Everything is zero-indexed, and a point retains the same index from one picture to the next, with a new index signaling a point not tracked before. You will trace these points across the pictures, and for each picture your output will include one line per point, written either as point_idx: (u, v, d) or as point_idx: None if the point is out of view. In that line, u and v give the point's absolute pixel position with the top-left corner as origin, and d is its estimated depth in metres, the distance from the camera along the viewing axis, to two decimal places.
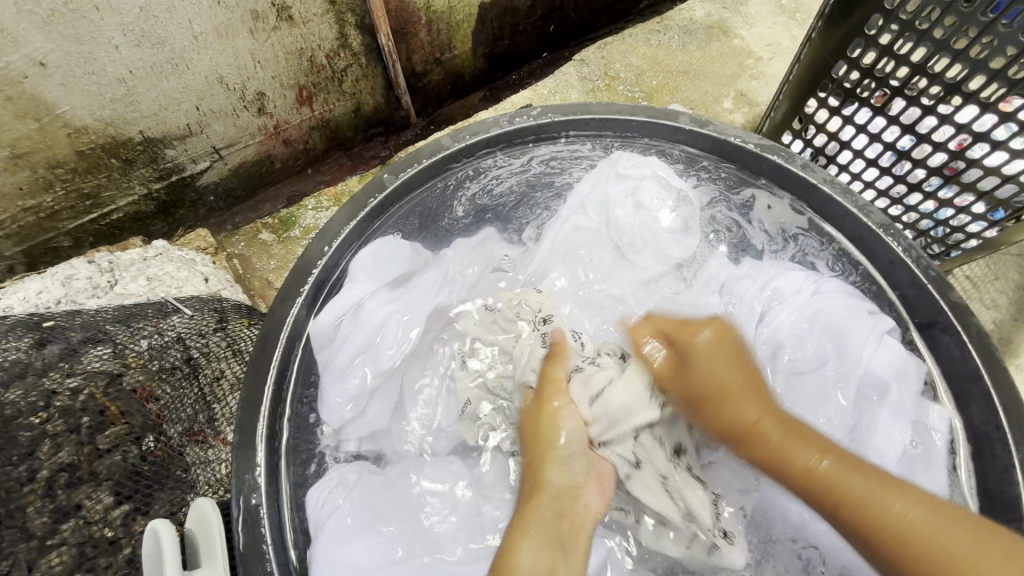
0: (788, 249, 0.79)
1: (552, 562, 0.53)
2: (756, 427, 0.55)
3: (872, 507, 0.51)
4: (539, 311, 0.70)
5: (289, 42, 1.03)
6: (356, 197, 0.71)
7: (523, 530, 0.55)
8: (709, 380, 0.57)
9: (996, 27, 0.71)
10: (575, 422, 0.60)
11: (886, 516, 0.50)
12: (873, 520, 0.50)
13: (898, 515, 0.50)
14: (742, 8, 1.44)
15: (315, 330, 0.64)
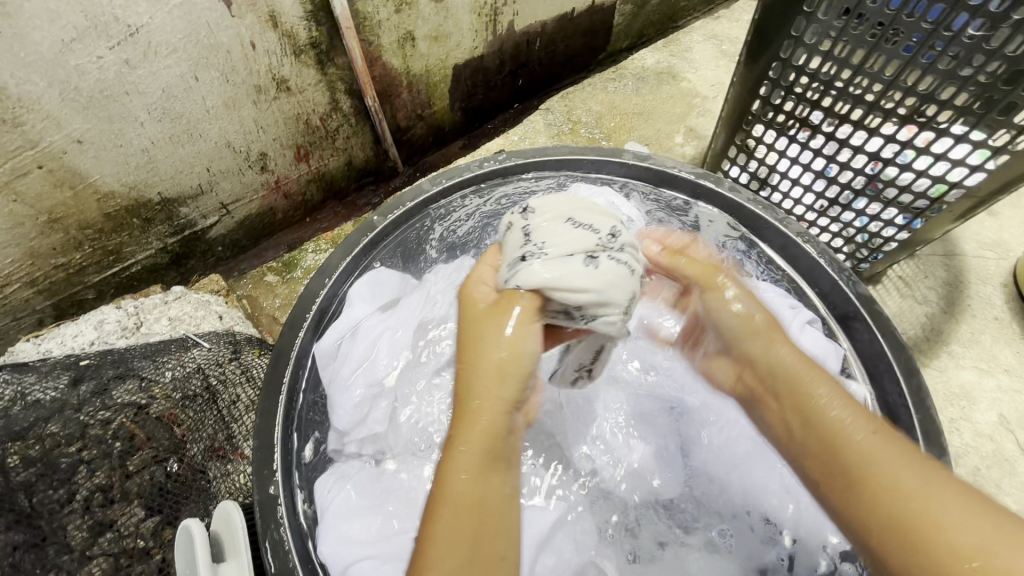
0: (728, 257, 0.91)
1: (493, 471, 0.54)
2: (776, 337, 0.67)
3: (837, 422, 0.58)
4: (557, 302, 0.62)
5: (287, 109, 1.18)
6: (351, 236, 0.83)
7: (462, 435, 0.55)
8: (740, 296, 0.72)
9: (864, 69, 0.86)
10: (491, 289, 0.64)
11: (852, 434, 0.56)
12: (839, 438, 0.56)
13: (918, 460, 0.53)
14: (687, 55, 1.63)
15: (319, 350, 0.76)
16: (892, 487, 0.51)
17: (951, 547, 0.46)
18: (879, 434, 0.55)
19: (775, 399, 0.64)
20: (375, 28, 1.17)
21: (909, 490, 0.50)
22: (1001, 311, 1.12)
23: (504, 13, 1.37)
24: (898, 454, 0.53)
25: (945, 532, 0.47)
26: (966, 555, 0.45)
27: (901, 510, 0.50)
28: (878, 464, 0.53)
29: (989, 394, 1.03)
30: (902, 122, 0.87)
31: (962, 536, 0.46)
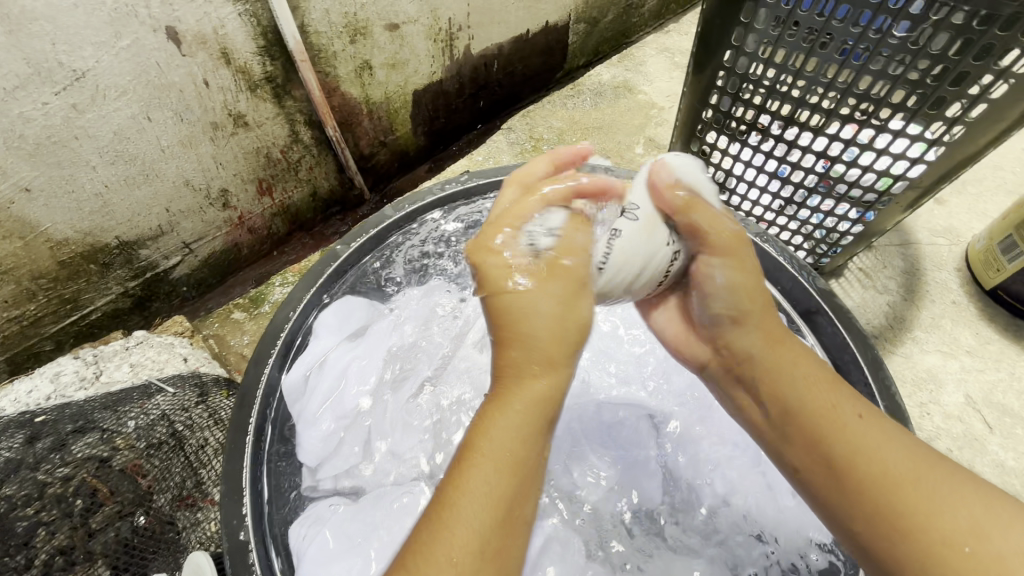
0: None
1: (528, 440, 0.51)
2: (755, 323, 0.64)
3: (833, 404, 0.58)
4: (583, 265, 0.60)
5: (246, 144, 1.17)
6: (315, 266, 0.82)
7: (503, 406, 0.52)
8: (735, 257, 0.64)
9: (803, 73, 0.89)
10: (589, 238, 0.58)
11: (843, 414, 0.57)
12: (830, 415, 0.57)
13: (892, 458, 0.52)
14: (641, 68, 1.67)
15: (286, 385, 0.73)
16: (898, 477, 0.51)
17: (940, 527, 0.46)
18: (866, 420, 0.56)
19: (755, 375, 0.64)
20: (331, 59, 1.18)
21: (909, 471, 0.51)
22: (958, 295, 1.16)
23: (460, 38, 1.40)
24: (892, 434, 0.55)
25: (946, 515, 0.47)
26: (953, 537, 0.45)
27: (904, 487, 0.50)
28: (878, 446, 0.53)
29: (955, 376, 1.06)
30: (844, 121, 0.91)
31: (963, 518, 0.46)
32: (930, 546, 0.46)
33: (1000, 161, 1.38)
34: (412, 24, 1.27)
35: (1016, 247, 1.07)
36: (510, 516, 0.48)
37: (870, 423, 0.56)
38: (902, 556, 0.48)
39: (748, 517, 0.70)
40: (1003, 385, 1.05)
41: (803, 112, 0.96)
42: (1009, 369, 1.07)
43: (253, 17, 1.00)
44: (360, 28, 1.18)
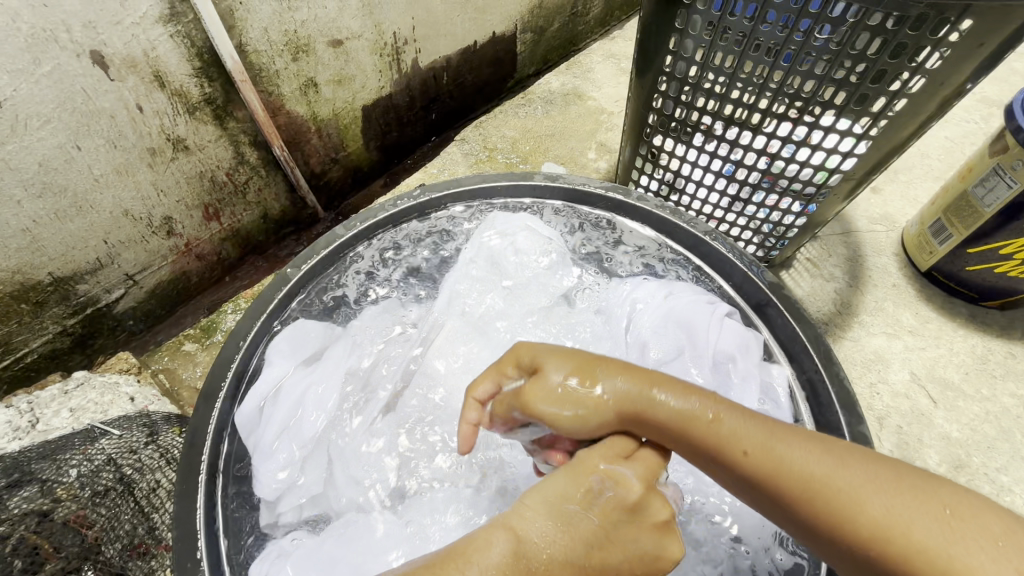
0: (644, 265, 0.95)
1: None
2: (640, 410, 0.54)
3: (721, 434, 0.51)
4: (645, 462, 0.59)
5: (187, 168, 1.13)
6: (264, 293, 0.80)
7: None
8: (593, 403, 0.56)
9: (738, 76, 0.92)
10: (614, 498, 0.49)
11: (729, 442, 0.51)
12: (719, 445, 0.51)
13: (799, 464, 0.49)
14: (590, 75, 1.70)
15: (239, 418, 0.71)
16: (813, 495, 0.48)
17: (869, 523, 0.46)
18: (751, 452, 0.50)
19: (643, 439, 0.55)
20: (273, 78, 1.15)
21: (822, 479, 0.48)
22: (897, 278, 1.23)
23: (407, 51, 1.39)
24: (781, 443, 0.50)
25: (865, 515, 0.46)
26: (882, 537, 0.45)
27: (828, 504, 0.47)
28: (780, 469, 0.49)
29: (899, 355, 1.12)
30: (780, 120, 0.94)
31: (877, 507, 0.46)
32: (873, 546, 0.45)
33: (926, 149, 1.46)
34: (356, 40, 1.25)
35: (945, 230, 1.14)
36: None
37: (754, 434, 0.51)
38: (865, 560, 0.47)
39: (712, 511, 0.72)
40: (944, 360, 1.11)
41: (741, 112, 0.99)
42: (947, 345, 1.13)
43: (186, 38, 0.97)
44: (302, 45, 1.16)
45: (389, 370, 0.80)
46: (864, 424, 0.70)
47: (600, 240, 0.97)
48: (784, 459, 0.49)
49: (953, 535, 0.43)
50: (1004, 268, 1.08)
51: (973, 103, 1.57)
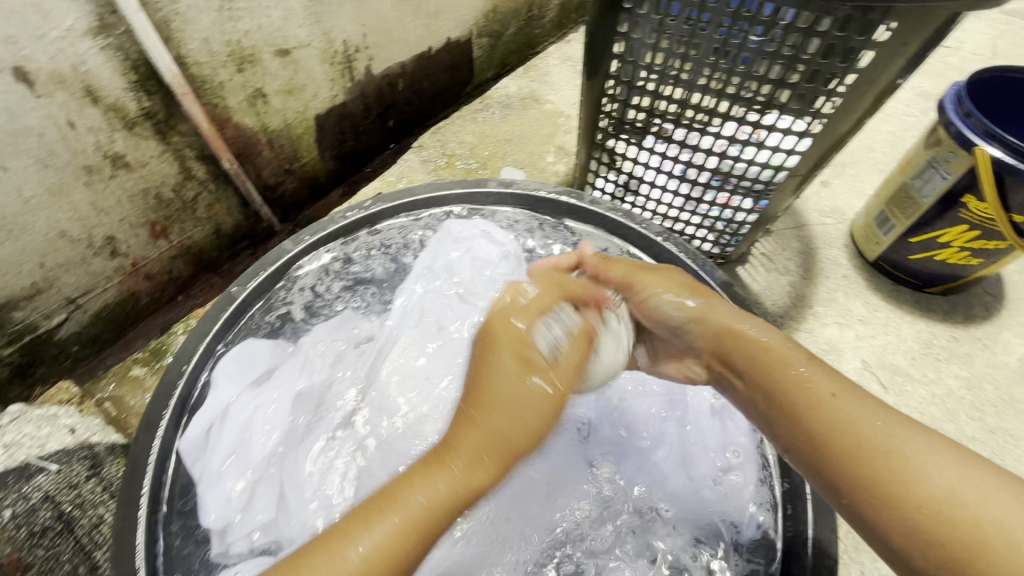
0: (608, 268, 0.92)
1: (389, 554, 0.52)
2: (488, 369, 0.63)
3: (815, 391, 0.61)
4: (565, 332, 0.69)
5: (129, 186, 1.09)
6: (208, 314, 0.78)
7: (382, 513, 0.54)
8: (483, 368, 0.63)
9: (682, 78, 0.93)
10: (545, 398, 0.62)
11: (821, 393, 0.61)
12: (813, 395, 0.61)
13: (882, 432, 0.57)
14: (546, 79, 1.71)
15: (183, 447, 0.68)
16: (876, 456, 0.55)
17: (919, 497, 0.52)
18: (843, 405, 0.59)
19: (750, 373, 0.68)
20: (218, 89, 1.12)
21: (897, 444, 0.55)
22: (848, 269, 1.27)
23: (359, 59, 1.37)
24: (867, 403, 0.59)
25: (925, 486, 0.52)
26: (935, 508, 0.51)
27: (881, 476, 0.54)
28: (858, 428, 0.57)
29: (851, 344, 1.15)
30: (725, 121, 0.96)
31: (935, 486, 0.52)
32: (914, 517, 0.51)
33: (871, 143, 1.52)
34: (304, 48, 1.23)
35: (889, 221, 1.18)
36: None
37: (855, 399, 0.60)
38: (891, 527, 0.53)
39: (676, 516, 0.72)
40: (892, 347, 1.14)
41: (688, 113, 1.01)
42: (896, 332, 1.17)
43: (119, 51, 0.93)
44: (247, 56, 1.13)
45: (344, 385, 0.78)
46: None
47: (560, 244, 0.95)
48: (868, 418, 0.58)
49: (1010, 498, 0.49)
50: (943, 256, 1.13)
51: (912, 97, 1.63)
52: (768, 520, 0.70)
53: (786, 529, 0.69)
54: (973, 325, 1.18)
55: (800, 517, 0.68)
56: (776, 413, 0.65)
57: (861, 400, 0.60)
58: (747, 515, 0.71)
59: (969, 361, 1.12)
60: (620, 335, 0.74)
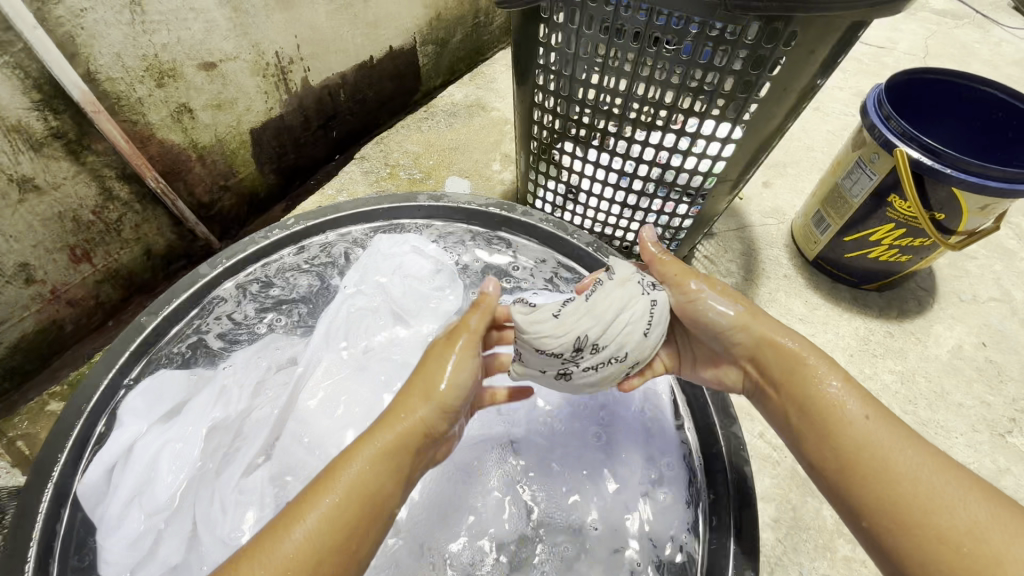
0: (547, 277, 0.91)
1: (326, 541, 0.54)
2: (415, 368, 0.67)
3: (840, 411, 0.62)
4: (604, 318, 0.67)
5: (42, 210, 1.03)
6: (112, 348, 0.74)
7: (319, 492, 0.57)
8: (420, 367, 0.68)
9: (605, 88, 0.93)
10: (465, 363, 0.67)
11: (852, 413, 0.61)
12: (842, 413, 0.62)
13: (907, 461, 0.57)
14: (493, 86, 1.70)
15: (81, 490, 0.64)
16: (900, 481, 0.56)
17: (940, 529, 0.52)
18: (871, 427, 0.60)
19: (783, 385, 0.67)
20: (136, 106, 1.07)
21: (928, 473, 0.56)
22: (788, 269, 1.29)
23: (294, 71, 1.33)
24: (898, 431, 0.60)
25: (951, 518, 0.52)
26: (957, 539, 0.51)
27: (902, 504, 0.55)
28: (886, 452, 0.58)
29: None
30: (651, 129, 0.96)
31: (961, 520, 0.52)
32: (929, 546, 0.52)
33: (810, 143, 1.55)
34: (232, 61, 1.19)
35: (824, 220, 1.21)
36: (340, 554, 0.55)
37: (885, 426, 0.60)
38: (904, 550, 0.54)
39: (609, 535, 0.71)
40: (831, 345, 1.16)
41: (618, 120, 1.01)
42: (834, 329, 1.19)
43: (18, 69, 0.88)
44: (167, 70, 1.08)
45: (261, 414, 0.74)
46: (734, 424, 0.75)
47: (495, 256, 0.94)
48: (897, 445, 0.58)
49: None
50: (875, 254, 1.15)
51: (849, 98, 1.68)
52: (693, 534, 0.69)
53: (710, 542, 0.67)
54: (907, 320, 1.21)
55: (723, 529, 0.67)
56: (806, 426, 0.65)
57: (895, 428, 0.60)
58: (673, 530, 0.70)
59: (902, 355, 1.15)
60: (649, 316, 0.69)
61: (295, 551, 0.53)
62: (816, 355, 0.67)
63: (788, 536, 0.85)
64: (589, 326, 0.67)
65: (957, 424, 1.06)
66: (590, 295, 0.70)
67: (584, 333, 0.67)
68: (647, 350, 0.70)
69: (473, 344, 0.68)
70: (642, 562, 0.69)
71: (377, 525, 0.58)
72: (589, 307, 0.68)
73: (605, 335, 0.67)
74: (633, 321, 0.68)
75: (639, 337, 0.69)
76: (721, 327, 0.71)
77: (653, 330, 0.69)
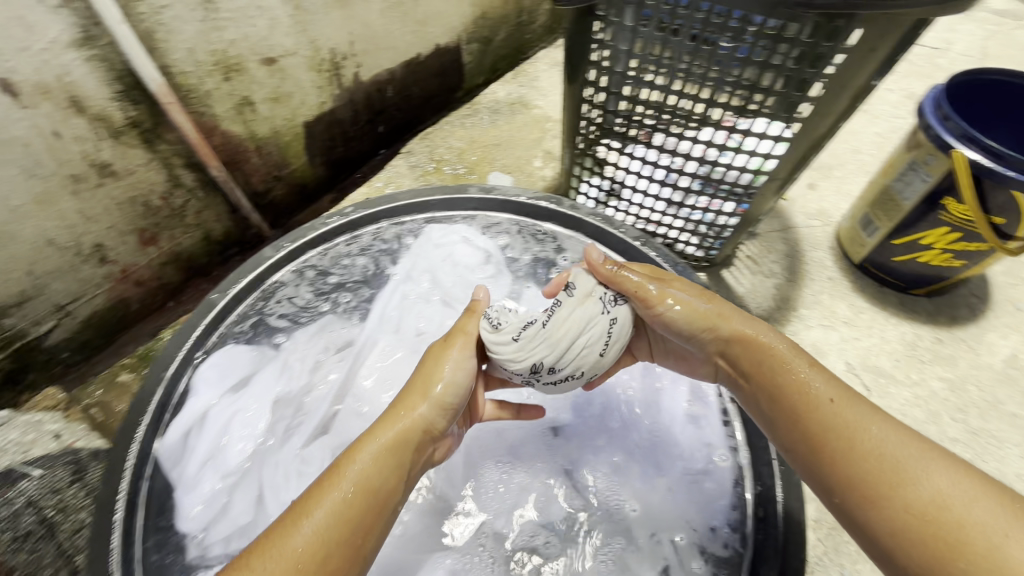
0: None
1: (331, 535, 0.54)
2: (417, 370, 0.69)
3: (808, 389, 0.61)
4: (558, 344, 0.69)
5: (117, 194, 1.10)
6: (188, 321, 0.79)
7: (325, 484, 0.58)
8: (421, 369, 0.70)
9: (658, 84, 0.94)
10: (462, 363, 0.70)
11: (819, 397, 0.60)
12: (810, 397, 0.61)
13: (874, 435, 0.56)
14: (536, 84, 1.72)
15: (162, 450, 0.70)
16: (867, 456, 0.55)
17: (907, 502, 0.51)
18: (838, 405, 0.59)
19: (754, 375, 0.66)
20: (204, 98, 1.13)
21: (893, 448, 0.55)
22: (833, 271, 1.27)
23: (346, 66, 1.38)
24: (861, 407, 0.59)
25: (914, 489, 0.51)
26: (923, 510, 0.50)
27: (870, 479, 0.54)
28: (851, 432, 0.57)
29: (836, 346, 1.15)
30: (702, 126, 0.97)
31: (924, 490, 0.51)
32: (898, 520, 0.51)
33: (858, 145, 1.52)
34: (291, 57, 1.24)
35: (872, 223, 1.19)
36: (347, 548, 0.55)
37: (851, 403, 0.59)
38: (878, 527, 0.53)
39: (658, 527, 0.70)
40: (877, 349, 1.14)
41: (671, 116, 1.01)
42: (880, 334, 1.17)
43: (104, 62, 0.95)
44: (232, 64, 1.14)
45: (322, 388, 0.79)
46: None
47: (541, 249, 0.96)
48: (861, 423, 0.57)
49: (1002, 515, 0.47)
50: (926, 258, 1.13)
51: (900, 99, 1.64)
52: (737, 520, 0.69)
53: (756, 532, 0.67)
54: (958, 327, 1.18)
55: (772, 517, 0.67)
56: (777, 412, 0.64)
57: (859, 404, 0.59)
58: (716, 521, 0.70)
59: (953, 362, 1.12)
60: (606, 336, 0.71)
61: (304, 547, 0.53)
62: (784, 342, 0.67)
63: (830, 537, 0.84)
64: (544, 352, 0.69)
65: (1011, 434, 1.03)
66: (549, 318, 0.71)
67: (539, 358, 0.69)
68: (604, 366, 0.73)
69: (469, 345, 0.71)
70: (683, 540, 0.69)
71: (383, 521, 0.59)
72: (546, 332, 0.70)
73: (561, 359, 0.69)
74: (590, 345, 0.70)
75: (594, 357, 0.71)
76: (688, 329, 0.71)
77: (609, 349, 0.72)
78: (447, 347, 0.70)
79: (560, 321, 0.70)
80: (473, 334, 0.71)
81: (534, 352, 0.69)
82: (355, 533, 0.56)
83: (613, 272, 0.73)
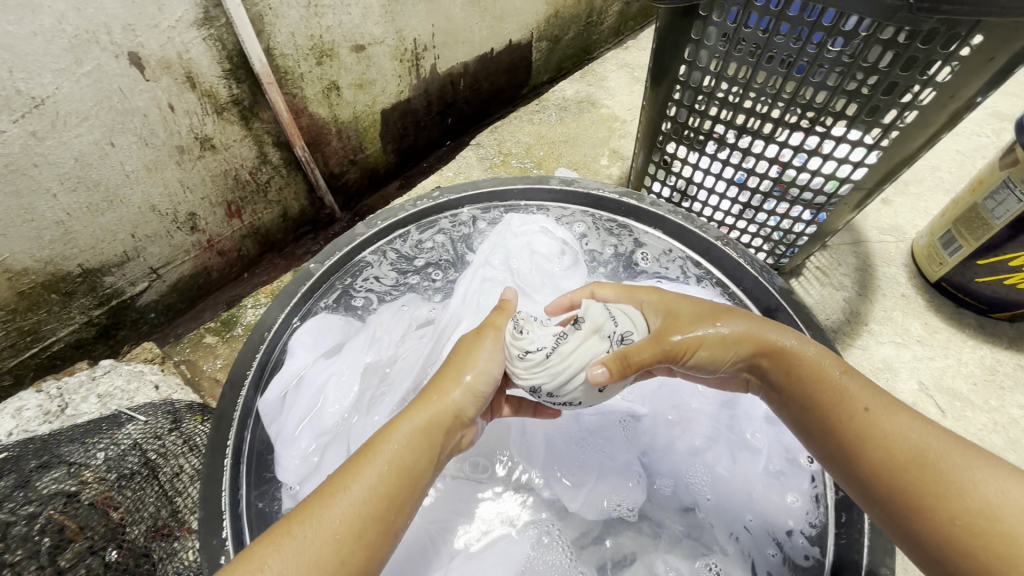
0: (673, 268, 0.93)
1: (365, 512, 0.56)
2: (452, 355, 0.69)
3: (843, 394, 0.60)
4: (559, 376, 0.65)
5: (213, 166, 1.16)
6: (287, 289, 0.84)
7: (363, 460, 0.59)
8: (453, 355, 0.70)
9: (752, 84, 0.93)
10: (496, 356, 0.68)
11: (853, 405, 0.59)
12: (846, 407, 0.59)
13: (915, 444, 0.55)
14: (604, 84, 1.73)
15: (263, 406, 0.74)
16: (914, 468, 0.54)
17: (955, 516, 0.51)
18: (873, 414, 0.58)
19: (784, 385, 0.64)
20: (298, 80, 1.19)
21: (936, 457, 0.54)
22: (906, 288, 1.24)
23: (426, 57, 1.42)
24: (898, 414, 0.58)
25: (962, 499, 0.51)
26: (971, 521, 0.50)
27: (917, 491, 0.54)
28: (893, 442, 0.56)
29: (908, 364, 1.12)
30: (792, 130, 0.95)
31: (972, 501, 0.51)
32: (947, 535, 0.51)
33: (937, 162, 1.48)
34: (378, 45, 1.29)
35: (955, 241, 1.15)
36: (382, 521, 0.57)
37: (887, 410, 0.59)
38: (926, 540, 0.53)
39: (732, 521, 0.72)
40: (951, 370, 1.11)
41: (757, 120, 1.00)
42: (956, 355, 1.13)
43: (218, 42, 1.01)
44: (326, 50, 1.19)
45: (407, 361, 0.82)
46: None
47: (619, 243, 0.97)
48: (901, 430, 0.57)
49: None
50: (1013, 281, 1.08)
51: (985, 117, 1.58)
52: (815, 530, 0.69)
53: (838, 537, 0.67)
54: None
55: (854, 524, 0.66)
56: (809, 420, 0.62)
57: (893, 409, 0.59)
58: (793, 522, 0.70)
59: None
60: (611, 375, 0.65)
61: (344, 518, 0.55)
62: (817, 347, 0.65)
63: None
64: (544, 381, 0.65)
65: None
66: (557, 346, 0.66)
67: (538, 384, 0.65)
68: (605, 399, 0.68)
69: (501, 340, 0.69)
70: (760, 529, 0.71)
71: (415, 499, 0.60)
72: (551, 360, 0.65)
73: (559, 392, 0.66)
74: (587, 386, 0.65)
75: (595, 393, 0.66)
76: (715, 368, 0.66)
77: (612, 386, 0.66)
78: (479, 337, 0.69)
79: (565, 352, 0.65)
80: (504, 329, 0.69)
81: (535, 378, 0.65)
82: (390, 510, 0.57)
83: (626, 363, 0.62)
